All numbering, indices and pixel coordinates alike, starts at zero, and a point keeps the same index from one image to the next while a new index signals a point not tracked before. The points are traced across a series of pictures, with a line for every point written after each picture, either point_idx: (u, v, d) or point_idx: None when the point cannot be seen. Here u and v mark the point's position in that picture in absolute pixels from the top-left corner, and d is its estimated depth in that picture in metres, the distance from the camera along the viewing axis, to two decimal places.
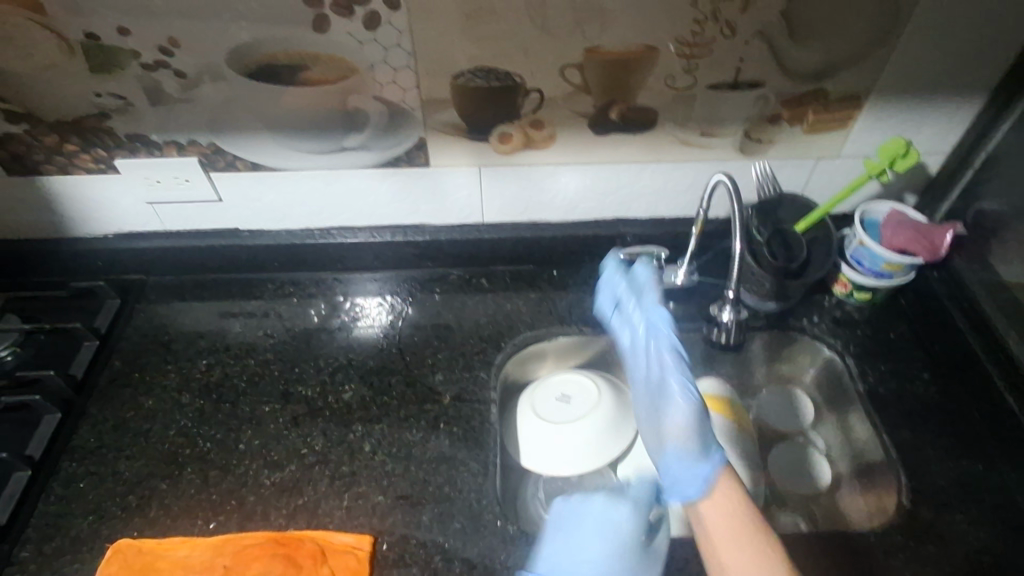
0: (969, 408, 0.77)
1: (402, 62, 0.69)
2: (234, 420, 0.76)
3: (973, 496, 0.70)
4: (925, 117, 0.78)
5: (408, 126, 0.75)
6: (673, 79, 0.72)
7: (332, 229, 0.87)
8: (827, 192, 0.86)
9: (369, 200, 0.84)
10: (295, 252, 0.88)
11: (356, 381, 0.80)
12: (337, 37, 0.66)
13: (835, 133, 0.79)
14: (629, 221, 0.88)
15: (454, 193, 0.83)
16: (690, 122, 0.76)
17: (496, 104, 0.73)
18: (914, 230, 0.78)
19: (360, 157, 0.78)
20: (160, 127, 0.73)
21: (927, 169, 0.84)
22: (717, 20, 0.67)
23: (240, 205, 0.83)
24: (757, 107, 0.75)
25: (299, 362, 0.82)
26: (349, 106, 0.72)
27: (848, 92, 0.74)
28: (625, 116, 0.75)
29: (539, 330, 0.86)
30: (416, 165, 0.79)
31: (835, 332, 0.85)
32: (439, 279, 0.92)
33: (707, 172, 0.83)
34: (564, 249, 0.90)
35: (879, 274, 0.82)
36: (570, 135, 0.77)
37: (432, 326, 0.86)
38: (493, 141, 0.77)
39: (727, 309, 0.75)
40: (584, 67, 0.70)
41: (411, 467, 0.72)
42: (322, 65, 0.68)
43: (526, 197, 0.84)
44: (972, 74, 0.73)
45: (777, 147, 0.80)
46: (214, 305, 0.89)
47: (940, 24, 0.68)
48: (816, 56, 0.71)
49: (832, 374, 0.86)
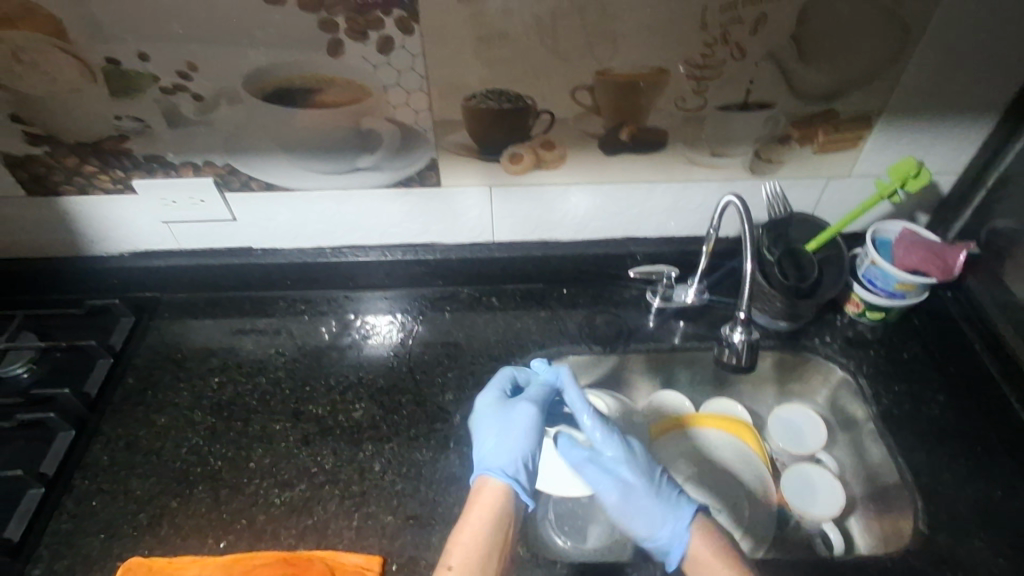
0: (987, 431, 0.76)
1: (415, 85, 0.70)
2: (245, 439, 0.76)
3: (992, 521, 0.69)
4: (937, 137, 0.78)
5: (420, 147, 0.76)
6: (683, 100, 0.72)
7: (344, 248, 0.88)
8: (838, 212, 0.86)
9: (380, 220, 0.84)
10: (307, 270, 0.89)
11: (366, 400, 0.80)
12: (352, 61, 0.67)
13: (845, 153, 0.79)
14: (638, 240, 0.89)
15: (465, 213, 0.84)
16: (700, 143, 0.77)
17: (507, 126, 0.74)
18: (928, 250, 0.79)
19: (372, 177, 0.79)
20: (178, 148, 0.75)
21: (939, 189, 0.84)
22: (727, 42, 0.67)
23: (255, 224, 0.84)
24: (767, 127, 0.76)
25: (309, 380, 0.83)
26: (362, 127, 0.73)
27: (859, 113, 0.75)
28: (635, 137, 0.76)
29: (549, 349, 0.86)
30: (428, 185, 0.80)
31: (848, 352, 0.84)
32: (449, 297, 0.93)
33: (718, 192, 0.83)
34: (574, 268, 0.90)
35: (892, 293, 0.81)
36: (581, 155, 0.78)
37: (442, 344, 0.87)
38: (504, 161, 0.78)
39: (738, 330, 0.75)
40: (595, 89, 0.71)
41: (421, 487, 0.72)
42: (336, 88, 0.69)
43: (536, 216, 0.85)
44: (983, 94, 0.73)
45: (788, 166, 0.80)
46: (227, 323, 0.90)
47: (950, 45, 0.69)
48: (827, 77, 0.71)
49: (845, 395, 0.85)
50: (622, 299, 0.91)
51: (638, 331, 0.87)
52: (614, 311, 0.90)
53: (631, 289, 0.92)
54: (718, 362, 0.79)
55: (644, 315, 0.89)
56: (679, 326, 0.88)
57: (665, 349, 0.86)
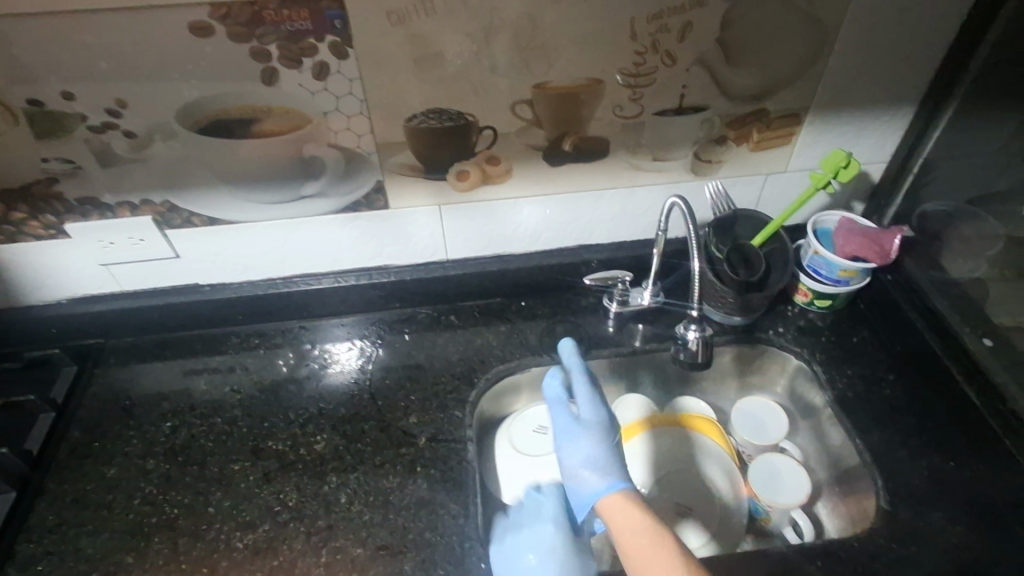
0: (937, 406, 0.79)
1: (355, 109, 0.69)
2: (202, 482, 0.73)
3: (948, 493, 0.71)
4: (863, 128, 0.82)
5: (364, 170, 0.75)
6: (620, 108, 0.74)
7: (296, 277, 0.87)
8: (779, 206, 0.89)
9: (331, 246, 0.83)
10: (260, 303, 0.87)
11: (328, 430, 0.78)
12: (288, 89, 0.67)
13: (780, 149, 0.82)
14: (591, 248, 0.90)
15: (416, 233, 0.84)
16: (641, 148, 0.79)
17: (451, 145, 0.74)
18: (864, 237, 0.83)
19: (319, 204, 0.78)
20: (113, 189, 0.72)
21: (869, 178, 0.88)
22: (657, 50, 0.69)
23: (200, 261, 0.82)
24: (703, 130, 0.78)
25: (268, 416, 0.80)
26: (304, 154, 0.72)
27: (788, 110, 0.78)
28: (578, 146, 0.77)
29: (510, 362, 0.85)
30: (376, 208, 0.80)
31: (801, 341, 0.86)
32: (408, 319, 0.92)
33: (663, 195, 0.85)
34: (530, 279, 0.90)
35: (836, 280, 0.84)
36: (526, 169, 0.78)
37: (404, 367, 0.86)
38: (450, 178, 0.78)
39: (692, 328, 0.77)
40: (534, 102, 0.72)
41: (390, 515, 0.70)
42: (274, 117, 0.69)
43: (488, 231, 0.85)
44: (899, 85, 0.78)
45: (727, 166, 0.83)
46: (177, 364, 0.86)
47: (866, 41, 0.72)
48: (754, 78, 0.74)
49: (802, 382, 0.87)
50: (579, 307, 0.92)
51: (597, 338, 0.88)
52: (572, 320, 0.90)
53: (588, 296, 0.93)
54: (677, 362, 0.80)
55: (602, 321, 0.90)
56: (638, 329, 0.89)
57: (627, 353, 0.87)
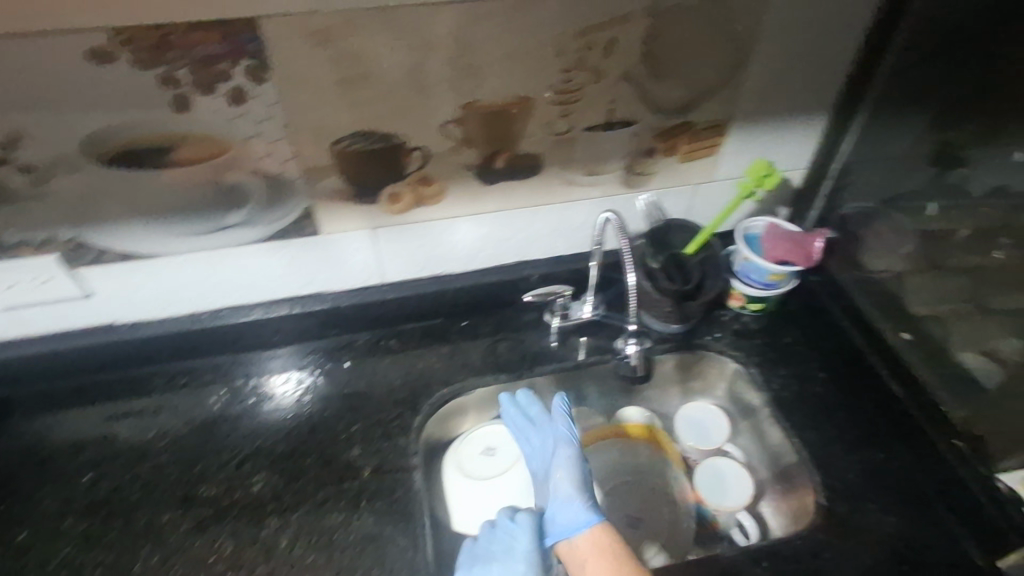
0: (865, 400, 0.82)
1: (277, 134, 0.67)
2: (127, 539, 0.70)
3: (879, 484, 0.74)
4: (783, 137, 0.85)
5: (292, 196, 0.72)
6: (551, 125, 0.74)
7: (224, 310, 0.82)
8: (710, 214, 0.92)
9: (260, 275, 0.80)
10: (186, 339, 0.82)
11: (266, 470, 0.75)
12: (203, 115, 0.63)
13: (707, 160, 0.84)
14: (530, 263, 0.90)
15: (350, 258, 0.81)
16: (574, 164, 0.79)
17: (381, 167, 0.73)
18: (791, 242, 0.86)
19: (244, 233, 0.74)
20: (11, 227, 0.67)
21: (791, 184, 0.92)
22: (583, 67, 0.70)
23: (117, 298, 0.77)
24: (633, 143, 0.79)
25: (200, 459, 0.76)
26: (225, 183, 0.69)
27: (713, 122, 0.80)
28: (511, 164, 0.77)
29: (455, 385, 0.84)
30: (305, 234, 0.77)
31: (737, 345, 0.89)
32: (347, 345, 0.89)
33: (598, 208, 0.86)
34: (471, 298, 0.89)
35: (766, 284, 0.87)
36: (459, 188, 0.78)
37: (345, 396, 0.83)
38: (382, 202, 0.76)
39: (632, 343, 0.82)
40: (463, 122, 0.71)
41: (335, 554, 0.68)
42: (190, 145, 0.65)
43: (425, 252, 0.84)
44: (814, 95, 0.81)
45: (658, 177, 0.84)
46: (97, 410, 0.81)
47: (781, 55, 0.75)
48: (679, 92, 0.76)
49: (740, 384, 0.89)
50: (522, 323, 0.92)
51: (541, 354, 0.88)
52: (515, 337, 0.90)
53: (530, 311, 0.93)
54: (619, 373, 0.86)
55: (545, 336, 0.90)
56: (581, 342, 0.89)
57: (571, 367, 0.87)
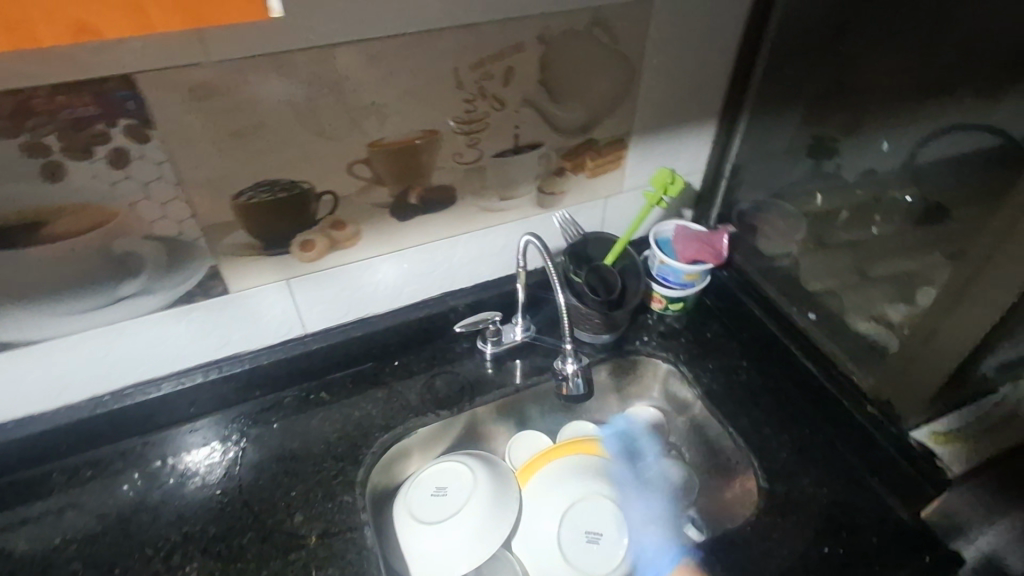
0: (786, 381, 0.88)
1: (169, 194, 0.62)
2: None
3: (810, 458, 0.79)
4: (680, 144, 0.90)
5: (193, 257, 0.67)
6: (460, 155, 0.74)
7: (128, 388, 0.75)
8: (623, 225, 0.95)
9: (166, 345, 0.73)
10: (86, 428, 0.74)
11: (198, 557, 0.68)
12: (80, 183, 0.58)
13: (613, 173, 0.87)
14: (457, 293, 0.89)
15: (267, 313, 0.77)
16: (488, 190, 0.80)
17: (289, 216, 0.69)
18: (699, 241, 0.92)
19: (143, 303, 0.68)
20: None
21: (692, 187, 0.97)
22: (486, 96, 0.70)
23: None
24: (542, 165, 0.81)
25: (119, 559, 0.68)
26: (114, 251, 0.63)
27: (614, 137, 0.83)
28: (425, 198, 0.76)
29: (395, 429, 0.81)
30: (213, 295, 0.72)
31: (665, 346, 0.92)
32: (273, 405, 0.83)
33: (517, 230, 0.86)
34: (400, 337, 0.87)
35: (683, 284, 0.91)
36: (375, 227, 0.75)
37: (278, 460, 0.77)
38: (295, 250, 0.72)
39: (569, 360, 0.82)
40: (371, 160, 0.69)
41: None
42: (68, 216, 0.59)
43: (346, 296, 0.80)
44: (701, 103, 0.86)
45: (570, 195, 0.86)
46: None
47: (668, 69, 0.80)
48: (580, 112, 0.78)
49: (673, 383, 0.92)
50: (455, 354, 0.90)
51: (479, 383, 0.87)
52: (451, 370, 0.88)
53: (462, 342, 0.91)
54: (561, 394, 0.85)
55: (480, 364, 0.89)
56: (516, 365, 0.89)
57: (511, 392, 0.87)
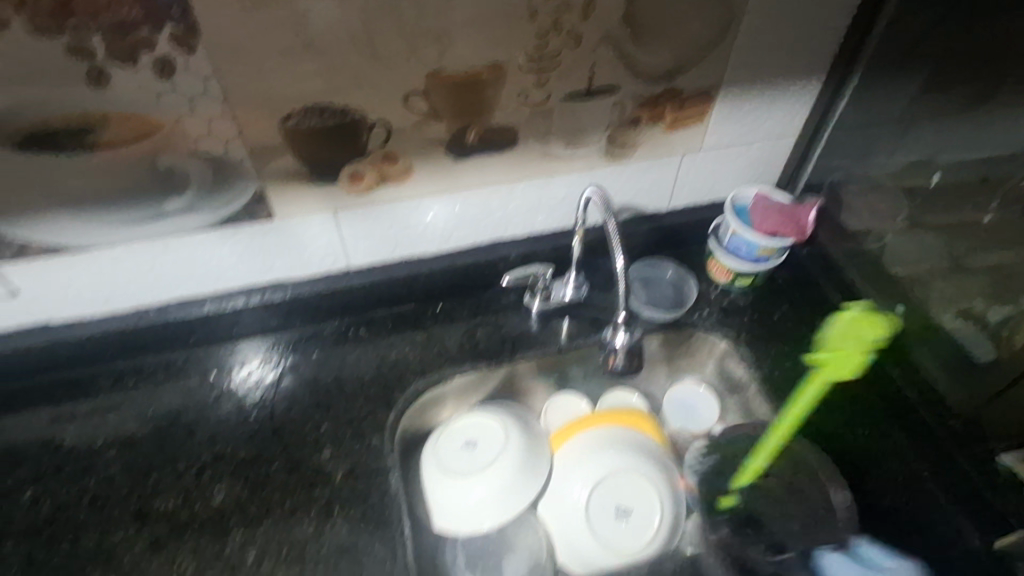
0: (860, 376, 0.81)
1: (214, 111, 0.59)
2: (78, 563, 0.65)
3: (871, 465, 0.74)
4: (774, 100, 0.79)
5: (237, 179, 0.65)
6: (527, 95, 0.67)
7: (174, 303, 0.75)
8: (697, 185, 0.86)
9: (209, 266, 0.72)
10: (130, 338, 0.75)
11: (230, 476, 0.71)
12: (125, 92, 0.55)
13: (694, 128, 0.78)
14: (508, 242, 0.84)
15: (310, 244, 0.74)
16: (552, 137, 0.73)
17: (337, 144, 0.65)
18: (781, 214, 0.82)
19: (187, 221, 0.67)
20: None
21: (781, 151, 0.86)
22: (560, 30, 0.63)
23: (48, 295, 0.70)
24: (616, 113, 0.73)
25: (154, 468, 0.71)
26: (159, 166, 0.61)
27: (701, 88, 0.74)
28: (483, 138, 0.70)
29: (431, 376, 0.79)
30: (258, 221, 0.70)
31: (726, 323, 0.85)
32: (312, 336, 0.82)
33: (580, 182, 0.80)
34: (445, 281, 0.83)
35: (755, 260, 0.83)
36: (427, 165, 0.71)
37: (311, 392, 0.77)
38: (344, 181, 0.69)
39: (620, 330, 0.77)
40: (429, 93, 0.64)
41: (306, 568, 0.65)
42: (112, 125, 0.57)
43: (392, 234, 0.77)
44: (806, 58, 0.75)
45: (642, 149, 0.78)
46: (36, 415, 0.74)
47: (774, 14, 0.69)
48: (665, 56, 0.69)
49: (730, 363, 0.85)
50: (500, 305, 0.86)
51: (520, 338, 0.83)
52: (494, 320, 0.85)
53: (509, 294, 0.87)
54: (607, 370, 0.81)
55: (525, 319, 0.85)
56: (563, 325, 0.84)
57: (553, 352, 0.82)
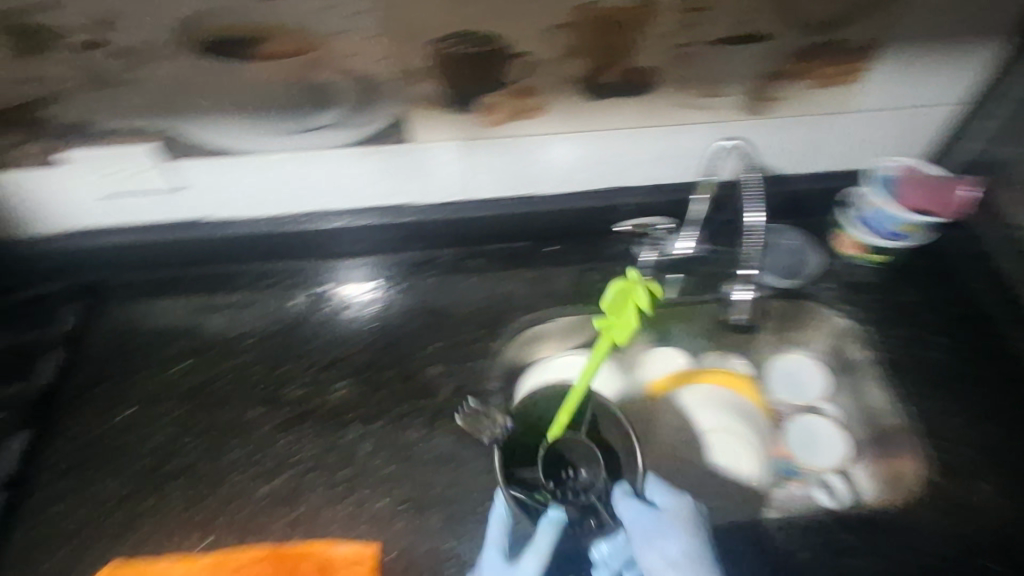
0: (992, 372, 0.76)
1: (372, 30, 0.61)
2: (218, 432, 0.74)
3: (987, 463, 0.70)
4: (940, 63, 0.71)
5: (382, 99, 0.68)
6: (675, 37, 0.65)
7: (311, 213, 0.81)
8: (836, 151, 0.81)
9: (346, 181, 0.77)
10: (270, 241, 0.82)
11: (349, 378, 0.77)
12: (296, 5, 0.59)
13: (847, 86, 0.73)
14: (627, 190, 0.83)
15: (438, 170, 0.77)
16: (692, 83, 0.70)
17: (480, 73, 0.66)
18: (934, 191, 0.77)
19: (332, 135, 0.71)
20: (110, 112, 0.66)
21: (939, 122, 0.78)
22: None
23: (207, 192, 0.77)
24: (764, 63, 0.69)
25: (283, 360, 0.79)
26: (315, 81, 0.65)
27: (863, 43, 0.68)
28: (622, 78, 0.69)
29: (535, 312, 0.82)
30: (395, 142, 0.73)
31: (847, 299, 0.82)
32: (428, 261, 0.86)
33: (713, 134, 0.77)
34: (560, 222, 0.84)
35: (891, 235, 0.80)
36: (562, 102, 0.71)
37: (424, 312, 0.82)
38: (479, 112, 0.70)
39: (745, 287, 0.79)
40: (575, 27, 0.63)
41: (411, 468, 0.71)
42: (280, 37, 0.61)
43: (515, 169, 0.78)
44: (994, 16, 0.67)
45: (785, 104, 0.74)
46: (187, 300, 0.83)
47: None
48: (830, 4, 0.64)
49: (846, 342, 0.81)
50: (611, 253, 0.86)
51: None
52: (602, 266, 0.85)
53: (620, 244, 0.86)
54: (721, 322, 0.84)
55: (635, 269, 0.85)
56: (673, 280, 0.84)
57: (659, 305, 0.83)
